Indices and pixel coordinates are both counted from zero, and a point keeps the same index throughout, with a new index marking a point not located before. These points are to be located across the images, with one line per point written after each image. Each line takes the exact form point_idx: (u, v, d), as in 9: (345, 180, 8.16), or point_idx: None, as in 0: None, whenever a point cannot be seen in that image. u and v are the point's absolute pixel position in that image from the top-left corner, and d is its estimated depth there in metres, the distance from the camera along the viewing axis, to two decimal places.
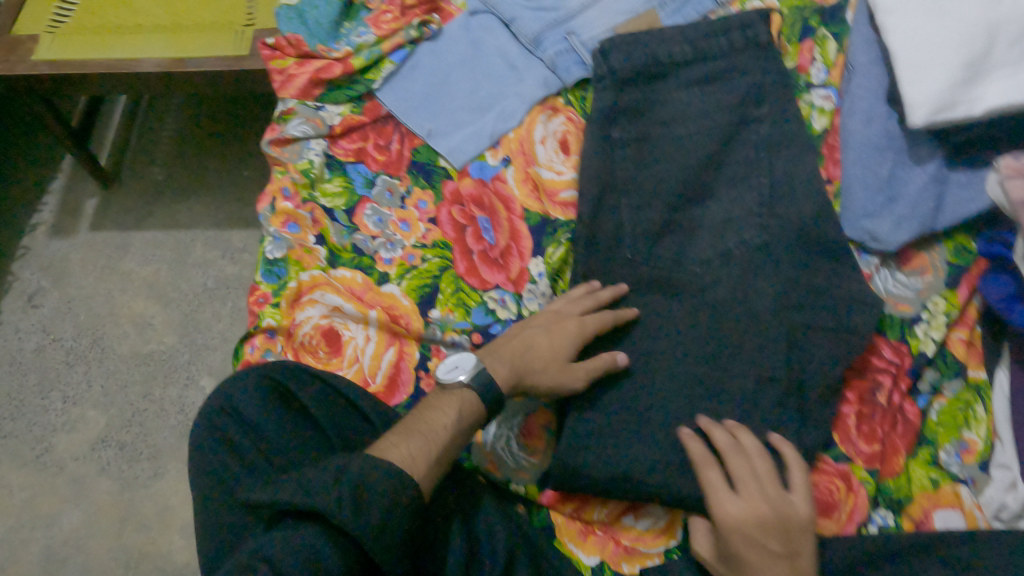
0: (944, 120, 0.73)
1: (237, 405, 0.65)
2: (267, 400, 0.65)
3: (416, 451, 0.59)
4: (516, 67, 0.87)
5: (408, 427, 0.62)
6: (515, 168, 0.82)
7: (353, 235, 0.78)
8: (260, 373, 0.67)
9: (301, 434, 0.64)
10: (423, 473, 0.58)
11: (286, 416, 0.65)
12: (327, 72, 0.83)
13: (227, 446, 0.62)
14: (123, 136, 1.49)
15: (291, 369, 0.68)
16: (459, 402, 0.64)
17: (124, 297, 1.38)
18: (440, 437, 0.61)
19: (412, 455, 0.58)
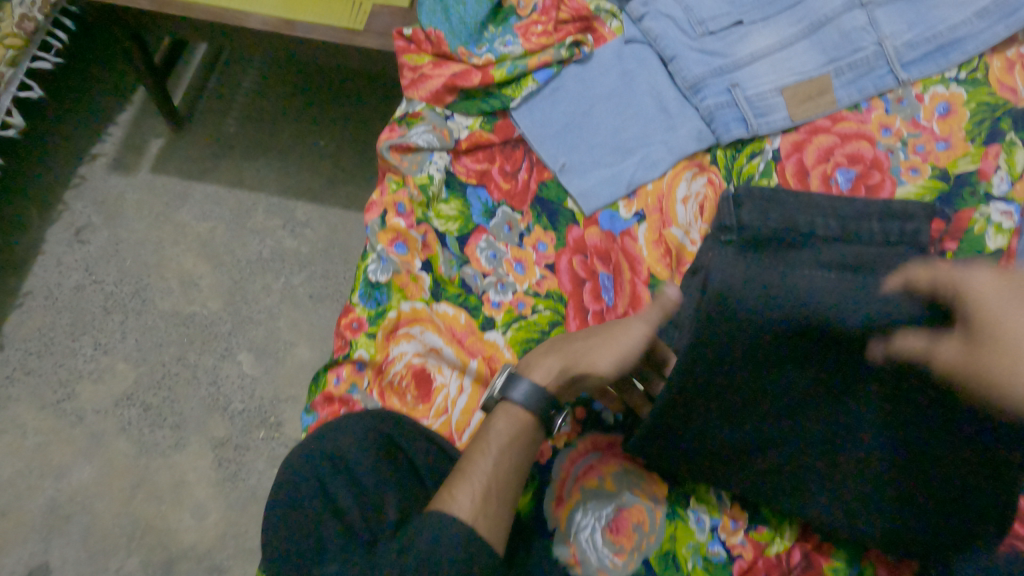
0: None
1: (341, 450, 0.57)
2: (377, 457, 0.58)
3: (462, 494, 0.53)
4: (668, 111, 0.78)
5: (454, 469, 0.56)
6: (649, 226, 0.73)
7: (462, 268, 0.71)
8: (366, 421, 0.61)
9: (406, 495, 0.58)
10: (473, 511, 0.52)
11: (393, 476, 0.58)
12: (465, 80, 0.76)
13: (326, 501, 0.54)
14: (202, 79, 1.41)
15: (394, 420, 0.62)
16: (503, 428, 0.58)
17: (174, 250, 1.31)
18: (486, 467, 0.55)
19: (457, 493, 0.53)
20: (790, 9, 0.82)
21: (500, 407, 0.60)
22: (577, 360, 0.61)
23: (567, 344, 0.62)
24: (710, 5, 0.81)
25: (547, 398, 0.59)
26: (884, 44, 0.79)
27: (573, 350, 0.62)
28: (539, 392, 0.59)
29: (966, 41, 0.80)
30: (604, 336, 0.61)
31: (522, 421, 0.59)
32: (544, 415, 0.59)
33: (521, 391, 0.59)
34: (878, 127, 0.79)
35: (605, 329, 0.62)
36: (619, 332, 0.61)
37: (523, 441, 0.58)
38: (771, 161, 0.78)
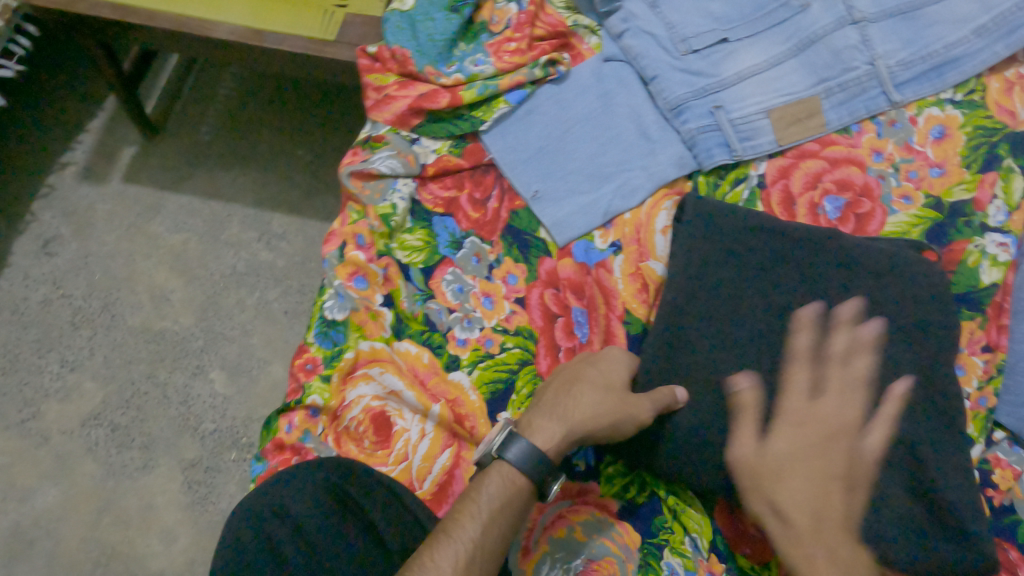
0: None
1: (286, 504, 0.54)
2: (328, 508, 0.54)
3: (443, 560, 0.50)
4: (648, 135, 0.74)
5: (436, 529, 0.53)
6: (625, 258, 0.70)
7: (427, 302, 0.67)
8: (314, 469, 0.57)
9: (362, 551, 0.53)
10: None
11: (347, 532, 0.54)
12: (430, 101, 0.72)
13: (273, 556, 0.50)
14: (176, 85, 1.37)
15: (346, 469, 0.58)
16: (495, 488, 0.54)
17: (145, 263, 1.26)
18: (472, 533, 0.52)
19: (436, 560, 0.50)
20: (779, 25, 0.77)
21: (491, 465, 0.56)
22: (577, 419, 0.57)
23: (571, 400, 0.58)
24: (694, 22, 0.77)
25: (542, 462, 0.55)
26: (876, 64, 0.75)
27: (577, 407, 0.57)
28: (535, 454, 0.55)
29: (962, 61, 0.76)
30: (615, 412, 0.57)
31: (515, 484, 0.55)
32: (538, 480, 0.55)
33: (518, 451, 0.55)
34: (870, 151, 0.75)
35: (616, 397, 0.58)
36: (631, 411, 0.58)
37: (514, 505, 0.54)
38: (756, 188, 0.74)
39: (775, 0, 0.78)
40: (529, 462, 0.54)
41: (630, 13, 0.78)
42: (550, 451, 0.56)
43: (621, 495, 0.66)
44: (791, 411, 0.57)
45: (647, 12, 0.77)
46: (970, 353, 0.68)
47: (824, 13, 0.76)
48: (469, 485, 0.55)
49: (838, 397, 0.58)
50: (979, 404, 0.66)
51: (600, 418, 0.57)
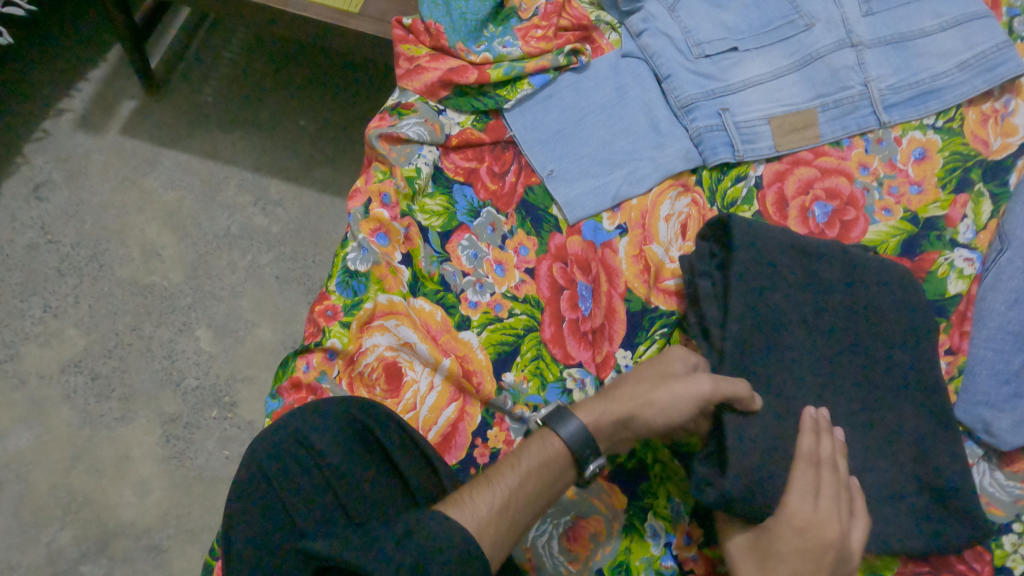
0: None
1: (310, 436, 0.57)
2: (351, 444, 0.57)
3: (481, 500, 0.53)
4: (659, 129, 0.79)
5: (480, 477, 0.56)
6: (630, 240, 0.74)
7: (442, 264, 0.70)
8: (336, 406, 0.59)
9: (380, 479, 0.58)
10: (485, 525, 0.52)
11: (368, 461, 0.58)
12: (460, 76, 0.75)
13: (298, 482, 0.55)
14: (183, 44, 1.37)
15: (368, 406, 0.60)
16: (540, 452, 0.57)
17: (138, 217, 1.26)
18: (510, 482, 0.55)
19: (475, 502, 0.53)
20: (784, 41, 0.84)
21: (540, 434, 0.60)
22: (613, 409, 0.60)
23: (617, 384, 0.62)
24: (708, 29, 0.82)
25: (591, 441, 0.58)
26: (869, 85, 0.81)
27: (615, 389, 0.61)
28: (583, 432, 0.58)
29: (946, 90, 0.83)
30: (656, 394, 0.59)
31: (557, 452, 0.58)
32: (581, 457, 0.58)
33: (567, 427, 0.58)
34: (857, 165, 0.82)
35: (661, 382, 0.59)
36: (671, 389, 0.58)
37: (554, 471, 0.57)
38: (754, 189, 0.80)
39: (783, 17, 0.84)
40: (576, 439, 0.58)
41: (651, 14, 0.83)
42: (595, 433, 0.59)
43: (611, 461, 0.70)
44: (791, 515, 0.56)
45: (665, 15, 0.83)
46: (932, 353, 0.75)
47: (826, 34, 0.83)
48: (515, 448, 0.59)
49: (831, 500, 0.57)
50: None
51: (638, 403, 0.59)
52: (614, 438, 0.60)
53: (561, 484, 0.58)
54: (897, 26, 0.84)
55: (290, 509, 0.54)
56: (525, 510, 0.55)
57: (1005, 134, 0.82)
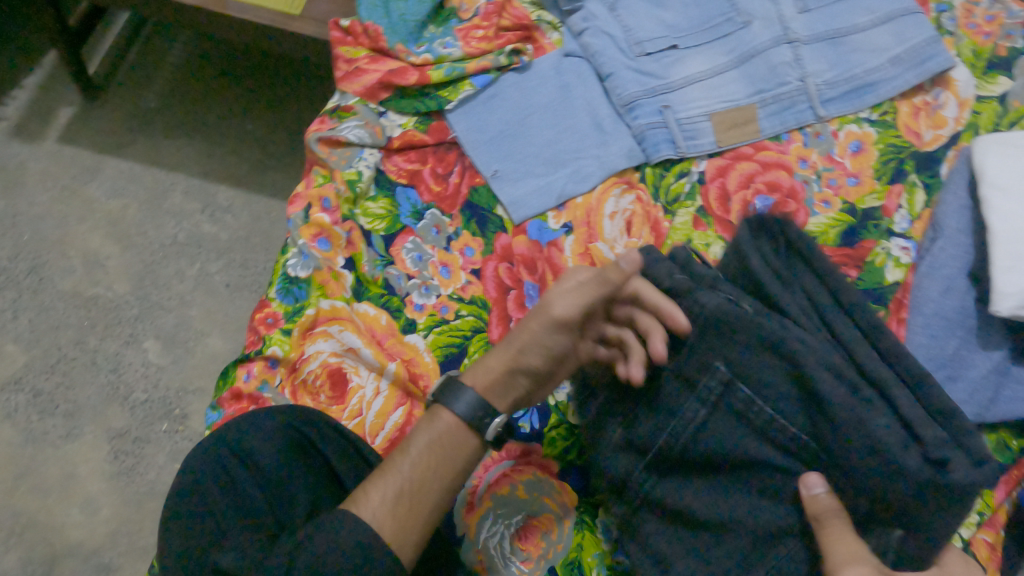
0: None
1: (248, 446, 0.56)
2: (292, 455, 0.57)
3: (377, 495, 0.53)
4: (602, 128, 0.79)
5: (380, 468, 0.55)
6: (576, 238, 0.75)
7: (387, 268, 0.70)
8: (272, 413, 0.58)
9: (316, 488, 0.57)
10: (384, 521, 0.52)
11: (307, 473, 0.57)
12: (400, 77, 0.75)
13: (227, 491, 0.53)
14: (122, 49, 1.34)
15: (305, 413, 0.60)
16: (433, 432, 0.56)
17: (80, 227, 1.23)
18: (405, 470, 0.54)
19: (373, 499, 0.52)
20: (723, 38, 0.85)
21: (434, 409, 0.58)
22: (491, 366, 0.58)
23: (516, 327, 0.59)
24: (648, 27, 0.83)
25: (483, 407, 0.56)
26: (806, 81, 0.83)
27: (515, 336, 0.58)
28: (476, 400, 0.56)
29: (880, 84, 0.85)
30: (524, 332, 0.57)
31: (451, 425, 0.56)
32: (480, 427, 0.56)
33: (459, 401, 0.56)
34: (797, 159, 0.83)
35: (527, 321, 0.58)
36: (536, 324, 0.57)
37: (452, 446, 0.56)
38: (697, 184, 0.81)
39: (722, 15, 0.85)
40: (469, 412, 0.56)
41: (591, 13, 0.83)
42: (488, 393, 0.58)
43: (561, 458, 0.70)
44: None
45: (606, 14, 0.83)
46: None
47: (764, 30, 0.84)
48: (414, 429, 0.58)
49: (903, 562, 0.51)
50: None
51: (512, 349, 0.58)
52: (508, 393, 0.59)
53: (467, 457, 0.57)
54: (833, 23, 0.86)
55: (213, 513, 0.52)
56: (428, 493, 0.54)
57: (935, 126, 0.85)
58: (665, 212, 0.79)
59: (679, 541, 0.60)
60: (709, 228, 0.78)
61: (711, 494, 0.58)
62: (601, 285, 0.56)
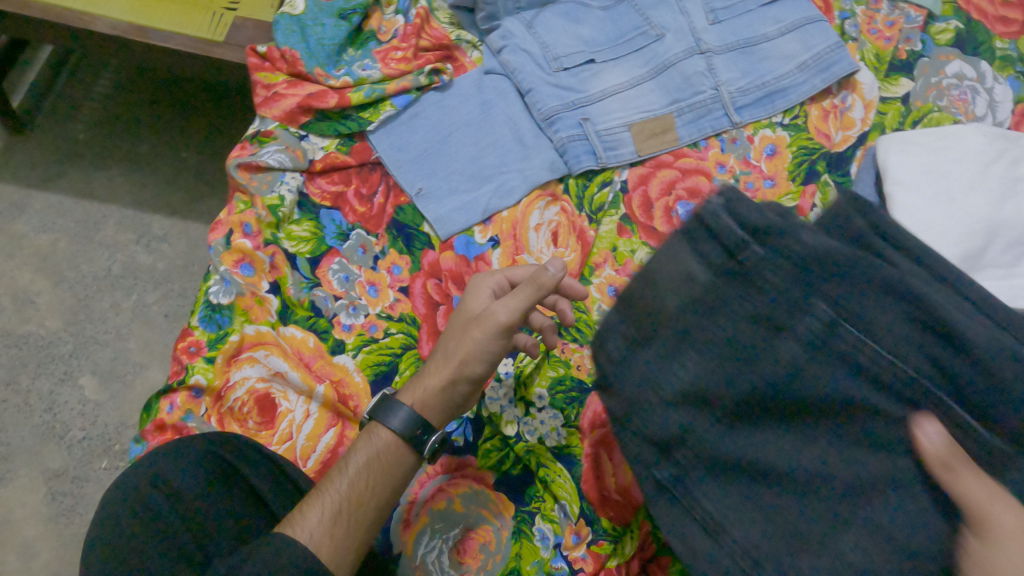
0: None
1: (167, 479, 0.55)
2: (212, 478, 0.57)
3: (315, 511, 0.53)
4: (524, 142, 0.81)
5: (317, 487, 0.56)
6: (503, 251, 0.76)
7: (313, 290, 0.70)
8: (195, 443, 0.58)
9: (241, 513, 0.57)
10: (324, 537, 0.52)
11: (231, 497, 0.57)
12: (320, 101, 0.75)
13: (145, 520, 0.52)
14: (47, 81, 1.31)
15: (233, 441, 0.60)
16: (371, 449, 0.57)
17: (8, 265, 1.20)
18: (344, 486, 0.55)
19: (316, 515, 0.53)
20: (638, 51, 0.88)
21: (370, 427, 0.59)
22: (431, 384, 0.59)
23: (454, 339, 0.60)
24: (565, 43, 0.85)
25: (420, 423, 0.57)
26: (720, 89, 0.86)
27: (452, 349, 0.59)
28: (412, 418, 0.57)
29: (791, 89, 0.89)
30: (461, 346, 0.58)
31: (387, 442, 0.57)
32: (417, 444, 0.58)
33: (397, 418, 0.57)
34: (715, 164, 0.86)
35: (462, 331, 0.59)
36: (473, 338, 0.58)
37: (388, 464, 0.57)
38: (619, 193, 0.82)
39: (635, 29, 0.88)
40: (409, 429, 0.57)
41: (509, 31, 0.85)
42: (425, 411, 0.59)
43: (497, 468, 0.71)
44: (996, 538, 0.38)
45: (524, 32, 0.85)
46: None
47: (676, 43, 0.88)
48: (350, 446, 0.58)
49: None
50: None
51: (449, 365, 0.58)
52: (448, 408, 0.60)
53: (404, 475, 0.58)
54: (742, 33, 0.90)
55: (130, 540, 0.50)
56: (367, 509, 0.55)
57: (843, 127, 0.89)
58: (590, 222, 0.80)
59: (734, 499, 0.45)
60: (633, 235, 0.80)
61: (789, 448, 0.44)
62: (537, 290, 0.57)
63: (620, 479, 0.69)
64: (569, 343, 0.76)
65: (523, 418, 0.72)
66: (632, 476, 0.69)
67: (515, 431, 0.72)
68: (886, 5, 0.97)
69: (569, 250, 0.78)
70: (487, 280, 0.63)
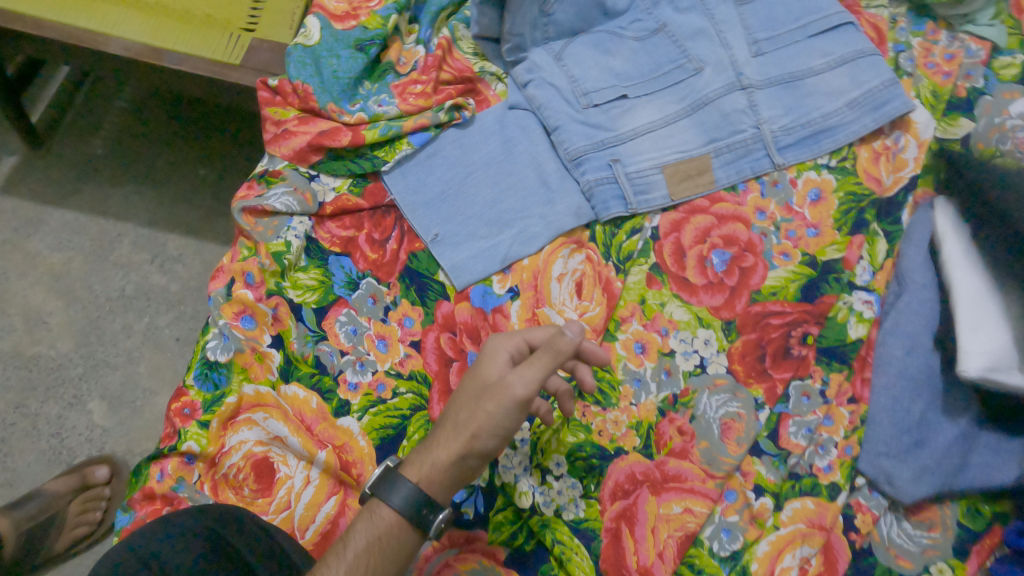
0: (997, 380, 0.64)
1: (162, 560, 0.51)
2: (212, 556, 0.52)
3: None
4: (548, 184, 0.76)
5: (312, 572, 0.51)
6: (522, 303, 0.71)
7: (318, 344, 0.66)
8: (190, 522, 0.54)
9: None
10: None
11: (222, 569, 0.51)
12: (331, 139, 0.71)
13: None
14: (68, 95, 1.30)
15: (230, 514, 0.56)
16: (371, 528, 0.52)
17: (22, 283, 1.18)
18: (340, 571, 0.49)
19: None
20: (673, 86, 0.81)
21: (371, 505, 0.54)
22: (439, 458, 0.53)
23: (465, 410, 0.53)
24: (595, 76, 0.80)
25: (423, 501, 0.52)
26: (761, 128, 0.80)
27: (462, 422, 0.53)
28: (415, 495, 0.52)
29: (839, 128, 0.82)
30: (470, 420, 0.52)
31: (389, 523, 0.52)
32: (420, 522, 0.52)
33: (398, 494, 0.52)
34: (754, 210, 0.80)
35: (471, 403, 0.53)
36: (485, 413, 0.52)
37: (389, 547, 0.52)
38: (650, 240, 0.77)
39: (671, 62, 0.82)
40: (411, 507, 0.52)
41: (535, 64, 0.80)
42: (431, 487, 0.53)
43: (509, 543, 0.66)
44: None
45: (551, 64, 0.80)
46: (837, 404, 0.73)
47: (716, 77, 0.81)
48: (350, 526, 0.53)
49: None
50: (845, 452, 0.71)
51: (458, 440, 0.53)
52: (457, 484, 0.54)
53: (408, 558, 0.52)
54: (787, 66, 0.83)
55: None
56: None
57: (895, 171, 0.82)
58: (616, 271, 0.75)
59: None
60: (663, 286, 0.76)
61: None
62: (555, 356, 0.51)
63: (642, 558, 0.65)
64: (590, 406, 0.71)
65: (539, 488, 0.68)
66: (656, 556, 0.65)
67: (530, 502, 0.67)
68: (945, 36, 0.90)
69: (594, 304, 0.72)
70: (504, 341, 0.55)
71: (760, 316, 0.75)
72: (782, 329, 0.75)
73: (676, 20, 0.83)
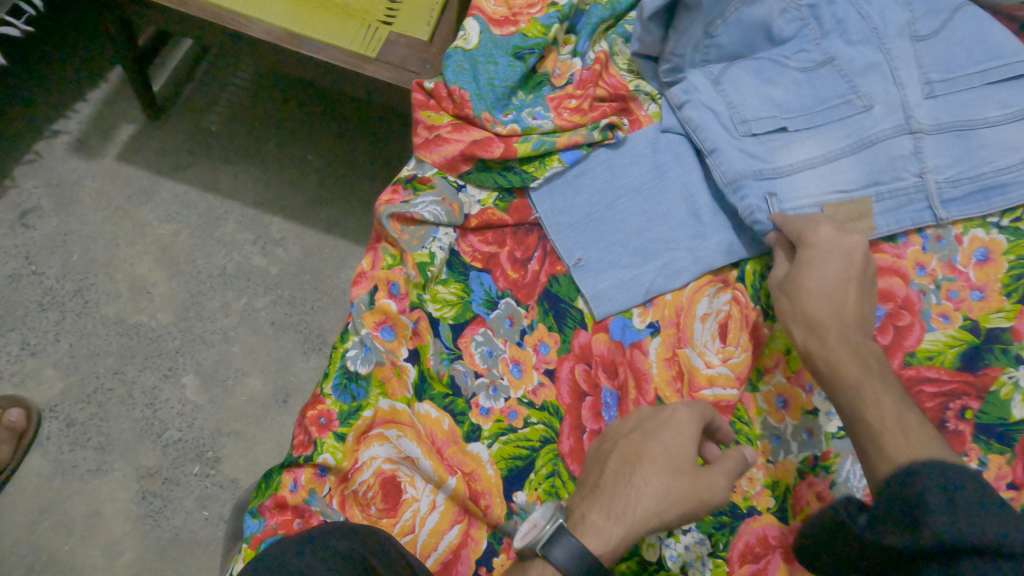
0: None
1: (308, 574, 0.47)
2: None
3: None
4: (700, 215, 0.70)
5: None
6: (663, 341, 0.67)
7: (453, 363, 0.64)
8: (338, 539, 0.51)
9: None
10: None
11: None
12: (484, 150, 0.69)
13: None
14: (190, 69, 1.31)
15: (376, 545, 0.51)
16: None
17: (129, 251, 1.19)
18: None
19: None
20: (839, 121, 0.75)
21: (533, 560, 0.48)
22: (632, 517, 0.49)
23: (668, 474, 0.50)
24: (756, 105, 0.75)
25: (591, 568, 0.46)
26: (926, 176, 0.73)
27: (662, 486, 0.49)
28: (579, 557, 0.46)
29: (1013, 186, 0.72)
30: (684, 498, 0.49)
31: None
32: None
33: (564, 551, 0.46)
34: (912, 265, 0.74)
35: (685, 476, 0.49)
36: (702, 495, 0.49)
37: None
38: None
39: (838, 96, 0.76)
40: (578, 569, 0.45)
41: (693, 85, 0.77)
42: (606, 558, 0.48)
43: None
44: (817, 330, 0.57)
45: (709, 87, 0.76)
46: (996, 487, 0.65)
47: (885, 116, 0.74)
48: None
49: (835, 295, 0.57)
50: None
51: (662, 510, 0.49)
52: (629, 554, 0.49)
53: None
54: (960, 113, 0.74)
55: None
56: None
57: None
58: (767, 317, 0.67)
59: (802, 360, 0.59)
60: None
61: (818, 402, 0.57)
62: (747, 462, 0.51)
63: None
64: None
65: (665, 540, 0.64)
66: None
67: (656, 555, 0.64)
68: None
69: (740, 349, 0.65)
70: (698, 409, 0.53)
71: (912, 380, 0.70)
72: (938, 399, 0.69)
73: (847, 55, 0.77)
